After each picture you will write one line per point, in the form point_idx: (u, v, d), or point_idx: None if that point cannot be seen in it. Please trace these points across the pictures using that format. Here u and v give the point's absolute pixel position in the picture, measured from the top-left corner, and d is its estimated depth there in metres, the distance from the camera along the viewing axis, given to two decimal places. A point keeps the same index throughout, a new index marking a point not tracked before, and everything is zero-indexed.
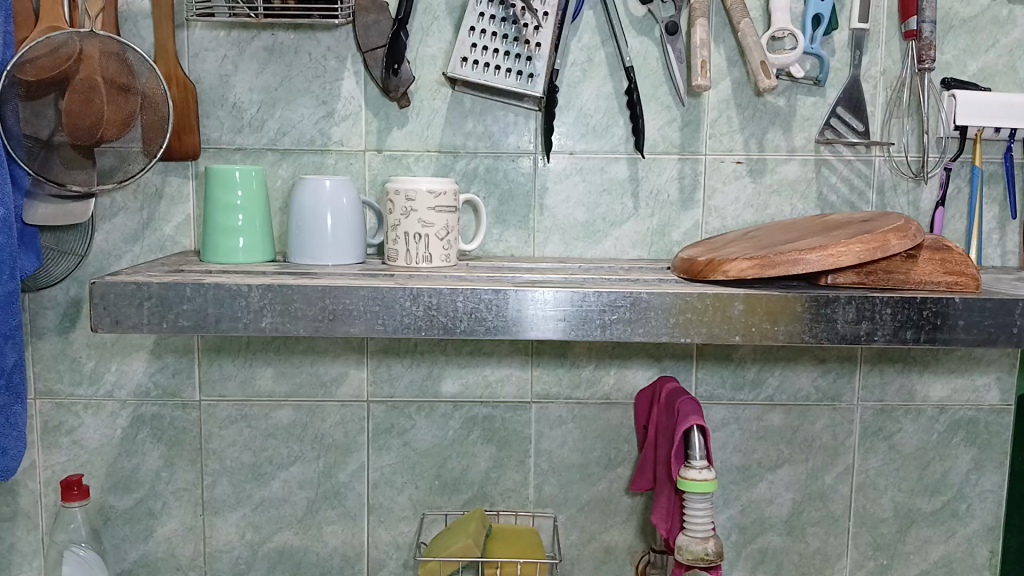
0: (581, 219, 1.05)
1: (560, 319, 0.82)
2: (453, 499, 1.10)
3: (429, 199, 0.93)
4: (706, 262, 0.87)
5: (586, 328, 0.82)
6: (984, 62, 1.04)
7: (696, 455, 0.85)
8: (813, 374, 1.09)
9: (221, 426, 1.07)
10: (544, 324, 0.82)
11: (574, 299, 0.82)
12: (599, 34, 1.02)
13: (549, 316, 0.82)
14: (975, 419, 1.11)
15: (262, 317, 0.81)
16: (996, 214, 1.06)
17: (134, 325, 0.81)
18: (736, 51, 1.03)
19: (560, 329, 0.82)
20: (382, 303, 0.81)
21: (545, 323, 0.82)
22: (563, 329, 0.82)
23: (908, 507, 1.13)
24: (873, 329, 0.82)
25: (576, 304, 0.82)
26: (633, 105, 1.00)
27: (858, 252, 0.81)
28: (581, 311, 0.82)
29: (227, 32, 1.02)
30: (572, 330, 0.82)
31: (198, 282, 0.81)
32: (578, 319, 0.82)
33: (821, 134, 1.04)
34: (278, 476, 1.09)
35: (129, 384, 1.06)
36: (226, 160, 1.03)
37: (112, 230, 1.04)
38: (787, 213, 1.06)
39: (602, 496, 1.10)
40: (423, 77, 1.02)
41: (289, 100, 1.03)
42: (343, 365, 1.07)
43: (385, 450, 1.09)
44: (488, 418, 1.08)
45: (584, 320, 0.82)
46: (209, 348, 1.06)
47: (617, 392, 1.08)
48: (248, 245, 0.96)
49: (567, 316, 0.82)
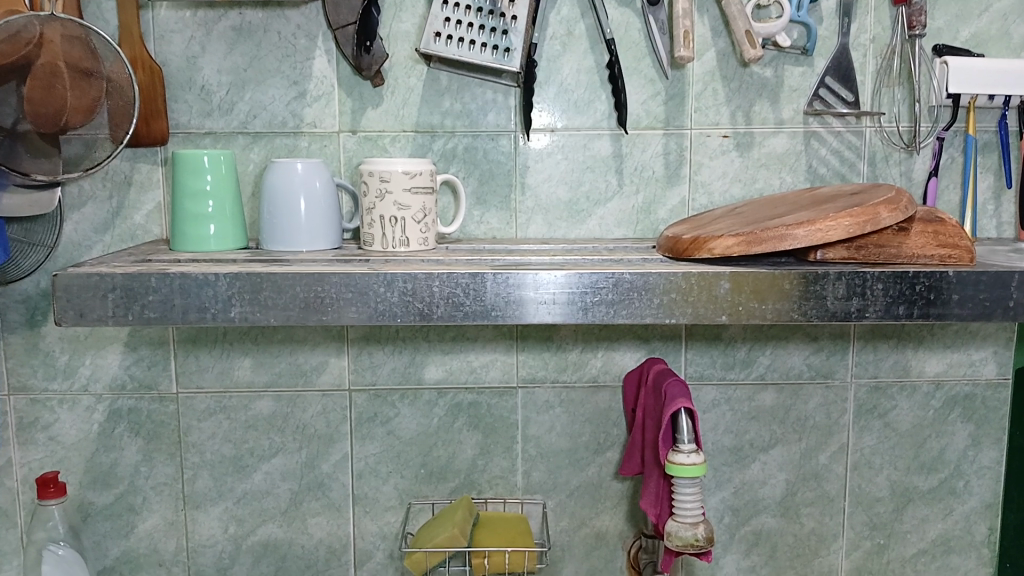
0: (564, 198, 1.02)
1: (545, 303, 0.79)
2: (440, 488, 1.07)
3: (405, 180, 0.89)
4: (692, 239, 0.84)
5: (570, 311, 0.79)
6: (977, 27, 1.01)
7: (685, 439, 0.83)
8: (805, 352, 1.07)
9: (200, 418, 1.05)
10: (529, 308, 0.79)
11: (557, 282, 0.79)
12: (578, 5, 0.98)
13: (532, 299, 0.79)
14: (971, 394, 1.09)
15: (231, 307, 0.78)
16: (992, 184, 1.03)
17: (99, 318, 0.78)
18: (720, 20, 0.99)
19: (545, 313, 0.79)
20: (355, 289, 0.78)
21: (528, 307, 0.79)
22: (548, 313, 0.79)
23: (904, 485, 1.11)
24: (865, 305, 0.80)
25: (559, 286, 0.79)
26: (615, 79, 0.97)
27: (847, 227, 0.78)
28: (564, 293, 0.79)
29: (194, 12, 0.98)
30: (556, 314, 0.79)
31: (163, 272, 0.78)
32: (561, 301, 0.79)
33: (809, 105, 1.01)
34: (260, 469, 1.06)
35: (104, 378, 1.04)
36: (196, 145, 1.00)
37: (81, 220, 1.01)
38: (776, 187, 1.03)
39: (592, 482, 1.07)
40: (397, 53, 0.98)
41: (259, 81, 0.99)
42: (323, 354, 1.04)
43: (369, 439, 1.06)
44: (474, 405, 1.06)
45: (567, 302, 0.79)
46: (184, 340, 1.03)
47: (604, 375, 1.05)
48: (220, 232, 0.93)
49: (553, 299, 0.79)
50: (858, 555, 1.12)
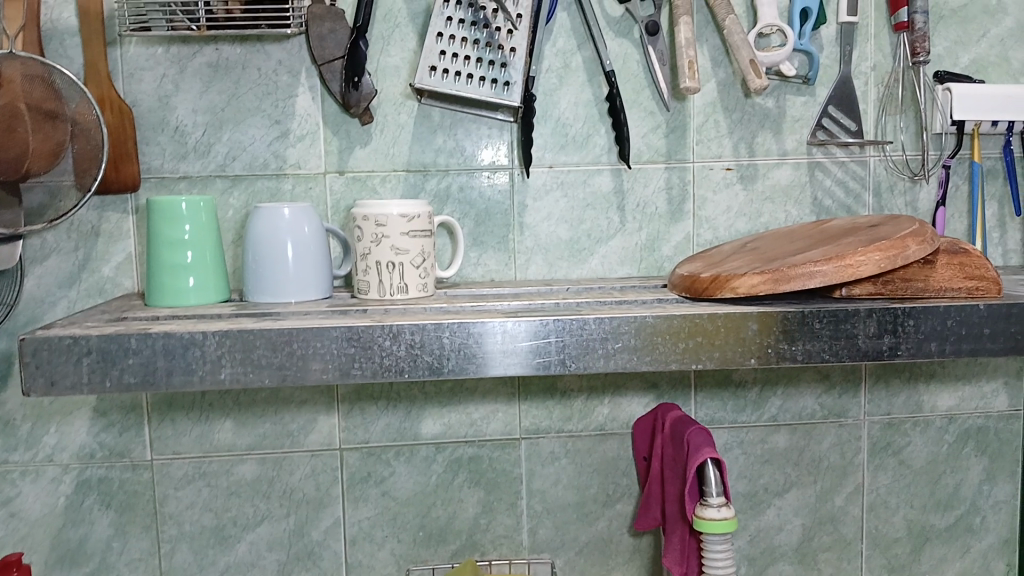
0: (565, 237, 0.98)
1: (502, 354, 0.74)
2: (440, 550, 1.00)
3: (402, 224, 0.84)
4: (712, 278, 0.79)
5: (530, 361, 0.74)
6: (976, 54, 0.99)
7: (713, 492, 0.78)
8: (817, 391, 1.03)
9: (178, 486, 0.96)
10: (488, 361, 0.73)
11: (515, 329, 0.73)
12: (574, 37, 0.94)
13: (490, 349, 0.73)
14: (984, 427, 1.06)
15: (220, 368, 0.71)
16: (997, 211, 1.01)
17: (72, 385, 0.70)
18: (720, 50, 0.96)
19: (502, 365, 0.74)
20: (357, 344, 0.72)
21: (486, 360, 0.73)
22: (506, 365, 0.74)
23: (921, 525, 1.07)
24: (897, 343, 0.76)
25: (517, 335, 0.73)
26: (616, 112, 0.93)
27: (877, 261, 0.74)
28: (522, 344, 0.73)
29: (166, 48, 0.92)
30: (513, 365, 0.74)
31: (144, 332, 0.70)
32: (519, 352, 0.74)
33: (813, 136, 0.98)
34: (244, 538, 0.98)
35: (71, 446, 0.95)
36: (170, 191, 0.93)
37: (44, 274, 0.93)
38: (782, 221, 1.00)
39: (602, 537, 1.01)
40: (386, 90, 0.93)
41: (238, 121, 0.93)
42: (312, 412, 0.97)
43: (362, 501, 0.99)
44: (474, 459, 0.99)
45: (525, 352, 0.74)
46: (160, 402, 0.95)
47: (611, 422, 1.00)
48: (200, 284, 0.85)
49: (515, 349, 0.74)
50: None
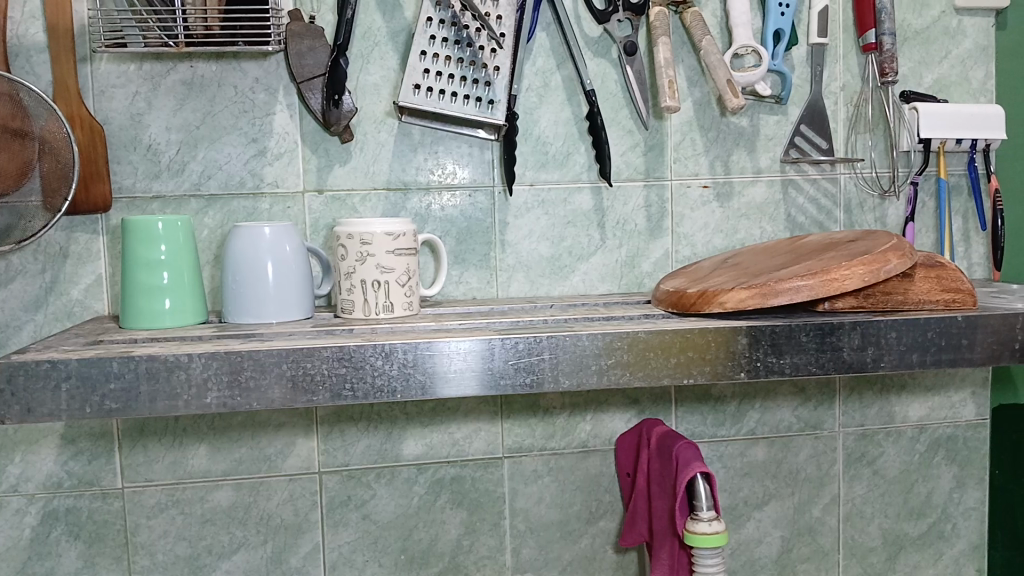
0: (546, 254, 0.98)
1: (455, 376, 0.72)
2: (422, 573, 0.99)
3: (387, 242, 0.83)
4: (699, 293, 0.80)
5: (485, 382, 0.73)
6: (939, 74, 1.03)
7: (703, 506, 0.78)
8: (794, 404, 1.04)
9: (150, 515, 0.93)
10: (441, 383, 0.72)
11: (469, 351, 0.72)
12: (553, 56, 0.95)
13: (459, 369, 0.72)
14: (954, 436, 1.08)
15: (207, 391, 0.69)
16: (962, 226, 1.04)
17: (50, 413, 0.67)
18: (696, 70, 0.98)
19: (453, 388, 0.72)
20: (349, 364, 0.70)
21: (438, 381, 0.72)
22: (474, 385, 0.73)
23: (896, 533, 1.09)
24: (880, 355, 0.77)
25: (471, 358, 0.72)
26: (597, 130, 0.94)
27: (861, 275, 0.76)
28: (476, 366, 0.73)
29: (138, 65, 0.89)
30: (466, 387, 0.73)
31: (127, 355, 0.68)
32: (473, 373, 0.73)
33: (786, 154, 1.00)
34: (219, 567, 0.95)
35: (37, 476, 0.91)
36: (142, 211, 0.91)
37: (9, 297, 0.89)
38: (757, 237, 1.01)
39: (585, 554, 1.01)
40: (366, 107, 0.92)
41: (213, 139, 0.91)
42: (290, 435, 0.95)
43: (342, 526, 0.96)
44: (456, 479, 0.98)
45: (479, 373, 0.73)
46: (130, 429, 0.92)
47: (594, 439, 1.00)
48: (177, 306, 0.83)
49: (467, 369, 0.73)
50: None
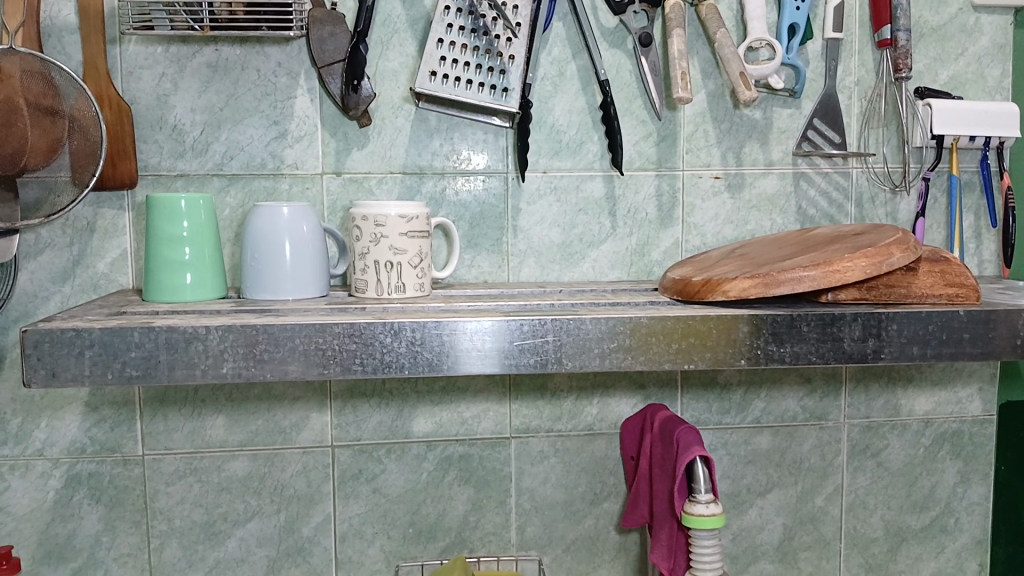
0: (557, 240, 0.99)
1: (477, 354, 0.75)
2: (429, 547, 1.01)
3: (400, 224, 0.85)
4: (703, 281, 0.82)
5: (505, 360, 0.75)
6: (955, 70, 1.03)
7: (701, 488, 0.80)
8: (799, 394, 1.05)
9: (168, 483, 0.96)
10: (463, 359, 0.75)
11: (490, 330, 0.75)
12: (569, 46, 0.97)
13: (466, 348, 0.75)
14: (959, 431, 1.09)
15: (223, 362, 0.72)
16: (974, 222, 1.05)
17: (74, 377, 0.71)
18: (710, 62, 0.99)
19: (475, 364, 0.75)
20: (359, 340, 0.73)
21: (460, 357, 0.75)
22: (482, 364, 0.75)
23: (898, 525, 1.10)
24: (880, 346, 0.79)
25: (492, 336, 0.75)
26: (610, 119, 0.95)
27: (863, 267, 0.77)
28: (497, 344, 0.75)
29: (166, 47, 0.92)
30: (488, 364, 0.75)
31: (148, 325, 0.71)
32: (494, 351, 0.75)
33: (798, 147, 1.01)
34: (233, 535, 0.98)
35: (61, 441, 0.95)
36: (166, 188, 0.94)
37: (38, 269, 0.93)
38: (767, 228, 1.02)
39: (588, 534, 1.03)
40: (384, 93, 0.94)
41: (236, 121, 0.94)
42: (304, 409, 0.98)
43: (353, 499, 0.99)
44: (464, 458, 1.01)
45: (500, 351, 0.75)
46: (152, 398, 0.95)
47: (600, 423, 1.02)
48: (198, 281, 0.85)
49: (488, 349, 0.75)
50: None
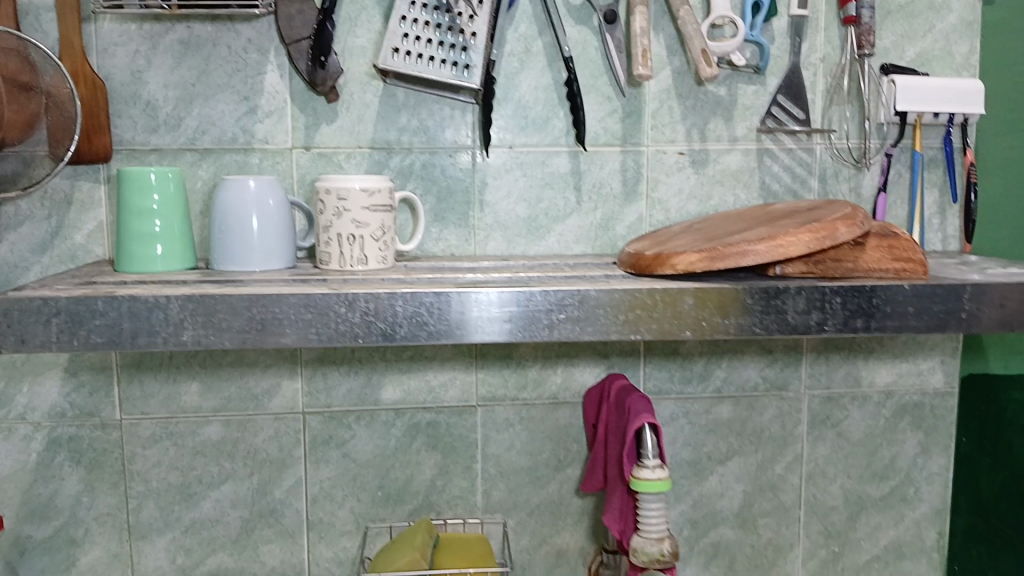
0: (523, 215, 1.01)
1: (485, 322, 0.78)
2: (398, 510, 1.05)
3: (363, 198, 0.87)
4: (655, 256, 0.84)
5: (512, 328, 0.78)
6: (921, 47, 1.04)
7: (649, 454, 0.83)
8: (760, 365, 1.08)
9: (145, 446, 1.00)
10: (473, 328, 0.78)
11: (497, 300, 0.78)
12: (535, 23, 0.98)
13: (472, 317, 0.78)
14: (920, 404, 1.11)
15: (183, 330, 0.75)
16: (937, 197, 1.06)
17: (41, 344, 0.74)
18: (675, 39, 1.00)
19: (485, 333, 0.78)
20: (314, 310, 0.76)
21: (468, 326, 0.78)
22: (488, 332, 0.78)
23: (857, 494, 1.12)
24: (824, 319, 0.81)
25: (500, 305, 0.78)
26: (573, 96, 0.97)
27: (807, 242, 0.79)
28: (504, 312, 0.78)
29: (139, 25, 0.94)
30: (497, 332, 0.78)
31: (111, 295, 0.74)
32: (501, 320, 0.78)
33: (762, 123, 1.02)
34: (208, 496, 1.02)
35: (43, 406, 0.98)
36: (140, 162, 0.96)
37: (17, 240, 0.96)
38: (731, 203, 1.04)
39: (552, 499, 1.06)
40: (352, 69, 0.96)
41: (207, 96, 0.96)
42: (275, 376, 1.01)
43: (323, 463, 1.03)
44: (432, 425, 1.04)
45: (507, 320, 0.78)
46: (129, 364, 0.99)
47: (565, 392, 1.05)
48: (167, 252, 0.88)
49: (499, 317, 0.78)
50: (813, 564, 1.13)
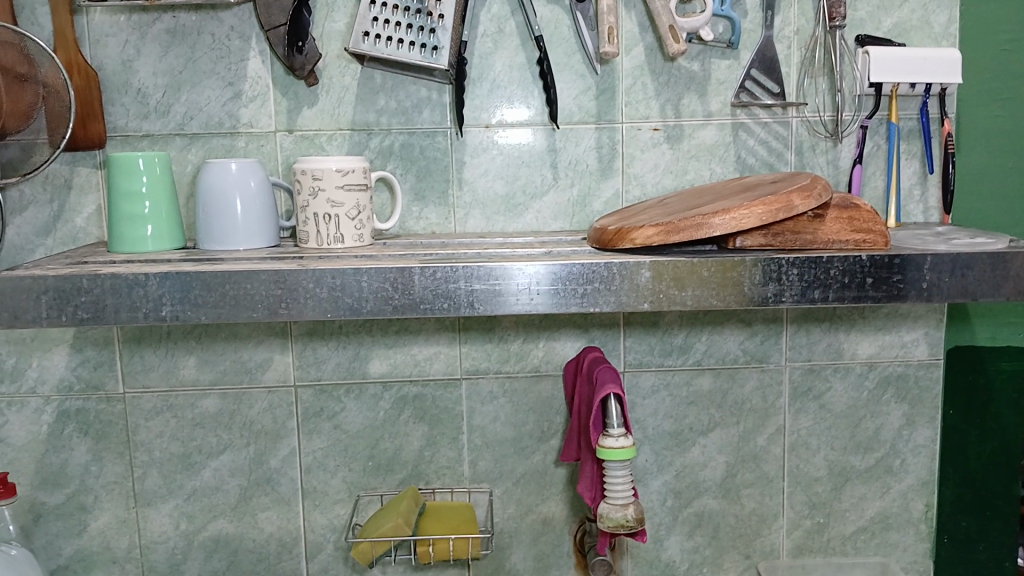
0: (501, 192, 1.04)
1: (523, 296, 0.82)
2: (388, 479, 1.09)
3: (338, 178, 0.91)
4: (616, 230, 0.86)
5: (553, 300, 0.82)
6: (899, 17, 1.03)
7: (614, 423, 0.86)
8: (739, 337, 1.09)
9: (147, 417, 1.06)
10: (512, 300, 0.82)
11: (538, 274, 0.81)
12: (507, 4, 1.00)
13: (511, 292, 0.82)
14: (904, 375, 1.12)
15: (162, 306, 0.80)
16: (917, 169, 1.06)
17: (33, 319, 0.79)
18: (647, 16, 1.02)
19: (524, 305, 0.82)
20: (284, 287, 0.80)
21: (509, 300, 0.82)
22: (528, 303, 0.82)
23: (842, 465, 1.13)
24: (781, 290, 0.82)
25: (540, 279, 0.81)
26: (544, 75, 0.99)
27: (760, 215, 0.81)
28: (544, 285, 0.81)
29: (128, 16, 0.99)
30: (539, 304, 0.82)
31: (95, 273, 0.79)
32: (543, 293, 0.82)
33: (736, 97, 1.03)
34: (208, 465, 1.08)
35: (51, 380, 1.05)
36: (134, 148, 1.01)
37: (23, 224, 1.02)
38: (706, 178, 1.05)
39: (536, 469, 1.10)
40: (330, 53, 1.00)
41: (195, 83, 1.01)
42: (267, 350, 1.06)
43: (315, 434, 1.08)
44: (418, 397, 1.08)
45: (547, 293, 0.82)
46: (129, 340, 1.05)
47: (546, 364, 1.08)
48: (157, 232, 0.94)
49: (542, 289, 0.82)
50: (798, 534, 1.14)
